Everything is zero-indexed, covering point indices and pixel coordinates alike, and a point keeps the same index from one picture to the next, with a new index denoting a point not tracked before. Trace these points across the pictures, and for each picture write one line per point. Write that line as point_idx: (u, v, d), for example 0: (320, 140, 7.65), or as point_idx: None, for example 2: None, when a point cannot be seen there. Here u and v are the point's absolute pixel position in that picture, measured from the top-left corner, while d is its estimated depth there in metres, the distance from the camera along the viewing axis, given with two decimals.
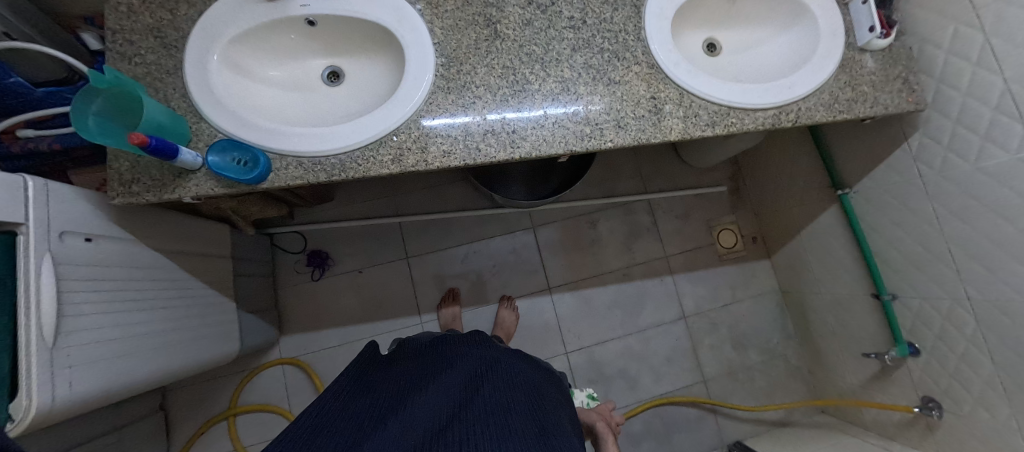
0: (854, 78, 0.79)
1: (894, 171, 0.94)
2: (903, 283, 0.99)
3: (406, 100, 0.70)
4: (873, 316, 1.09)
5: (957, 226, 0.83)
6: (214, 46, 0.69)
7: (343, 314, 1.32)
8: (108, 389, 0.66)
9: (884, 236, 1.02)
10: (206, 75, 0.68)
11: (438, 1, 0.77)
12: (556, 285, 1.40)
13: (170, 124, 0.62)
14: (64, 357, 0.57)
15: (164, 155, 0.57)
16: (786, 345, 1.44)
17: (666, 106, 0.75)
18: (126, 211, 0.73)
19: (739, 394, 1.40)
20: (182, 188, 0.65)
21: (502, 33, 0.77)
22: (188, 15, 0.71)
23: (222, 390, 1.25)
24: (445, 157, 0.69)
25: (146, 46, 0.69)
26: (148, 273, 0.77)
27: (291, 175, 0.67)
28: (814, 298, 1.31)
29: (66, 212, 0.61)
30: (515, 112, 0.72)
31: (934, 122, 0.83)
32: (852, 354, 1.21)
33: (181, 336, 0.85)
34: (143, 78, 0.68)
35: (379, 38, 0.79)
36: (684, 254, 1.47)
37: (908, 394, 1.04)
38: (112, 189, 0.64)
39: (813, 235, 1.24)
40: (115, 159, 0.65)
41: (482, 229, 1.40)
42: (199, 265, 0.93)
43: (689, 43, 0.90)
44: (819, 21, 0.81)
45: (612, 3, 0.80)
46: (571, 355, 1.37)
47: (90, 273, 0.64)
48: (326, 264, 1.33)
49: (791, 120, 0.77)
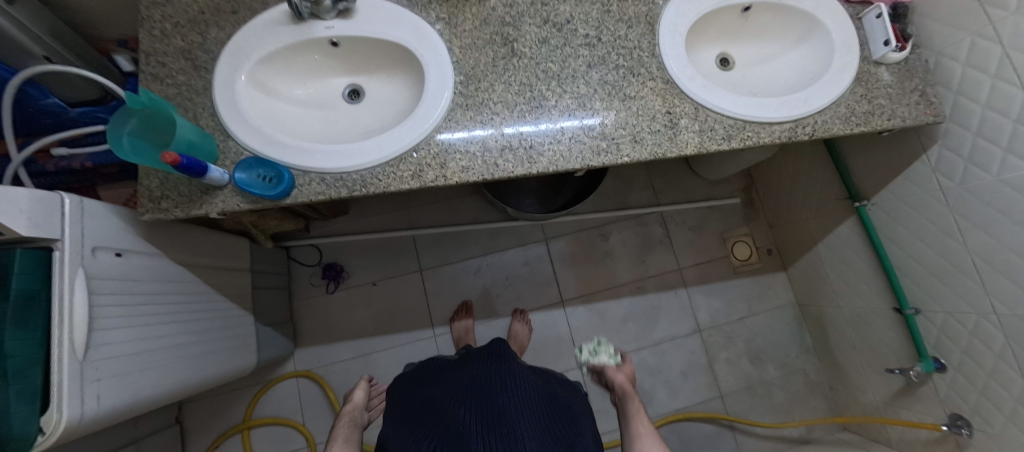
0: (870, 91, 0.79)
1: (913, 183, 0.93)
2: (927, 296, 0.97)
3: (426, 117, 0.72)
4: (897, 330, 1.07)
5: (981, 239, 0.81)
6: (242, 66, 0.72)
7: (357, 327, 1.32)
8: (133, 401, 0.67)
9: (905, 249, 1.00)
10: (234, 94, 0.70)
11: (456, 21, 0.79)
12: (569, 298, 1.39)
13: (200, 143, 0.64)
14: (93, 370, 0.59)
15: (194, 172, 0.59)
16: (804, 360, 1.41)
17: (682, 121, 0.75)
18: (155, 226, 0.75)
19: (758, 410, 1.37)
20: (209, 204, 0.66)
21: (519, 51, 0.78)
22: (217, 38, 0.74)
23: (236, 403, 1.25)
24: (464, 172, 0.70)
25: (177, 67, 0.72)
26: (174, 287, 0.79)
27: (313, 191, 0.68)
28: (833, 312, 1.29)
29: (99, 228, 0.63)
30: (532, 127, 0.73)
31: (954, 134, 0.82)
32: (874, 369, 1.19)
33: (202, 348, 0.86)
34: (174, 98, 0.70)
35: (399, 57, 0.81)
36: (698, 266, 1.46)
37: (935, 411, 1.01)
38: (142, 206, 0.66)
39: (830, 248, 1.23)
40: (145, 176, 0.67)
41: (494, 242, 1.41)
42: (220, 278, 0.94)
43: (702, 58, 0.91)
44: (833, 36, 0.81)
45: (627, 21, 0.81)
46: (584, 369, 1.35)
47: (121, 288, 0.66)
48: (340, 277, 1.35)
49: (807, 133, 0.77)
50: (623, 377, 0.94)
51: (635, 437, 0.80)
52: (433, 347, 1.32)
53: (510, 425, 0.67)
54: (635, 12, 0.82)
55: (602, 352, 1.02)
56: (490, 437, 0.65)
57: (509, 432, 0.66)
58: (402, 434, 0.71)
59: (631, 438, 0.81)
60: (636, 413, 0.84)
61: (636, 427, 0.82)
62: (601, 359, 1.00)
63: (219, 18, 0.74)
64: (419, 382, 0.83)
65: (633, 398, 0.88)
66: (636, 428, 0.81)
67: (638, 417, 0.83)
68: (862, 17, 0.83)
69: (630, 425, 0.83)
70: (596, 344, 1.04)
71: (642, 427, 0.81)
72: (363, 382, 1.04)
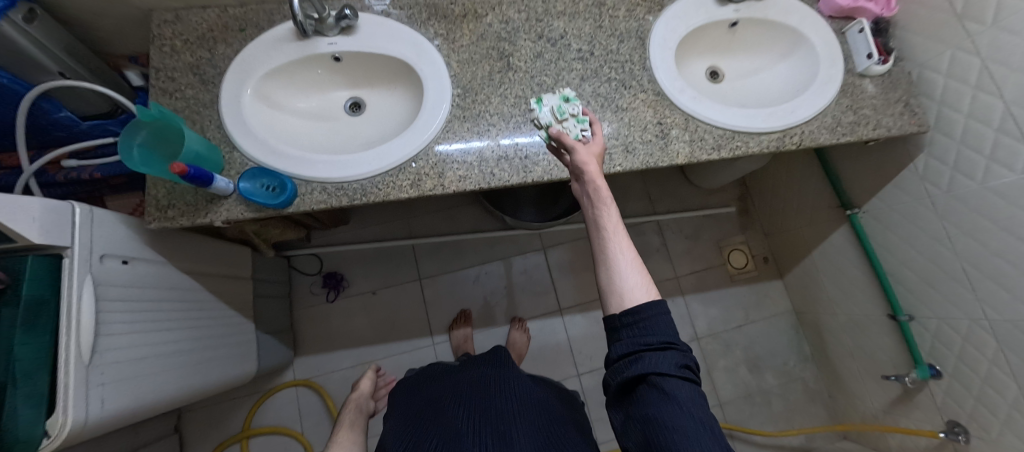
0: (855, 102, 0.82)
1: (902, 191, 0.95)
2: (919, 302, 0.98)
3: (425, 128, 0.74)
4: (892, 337, 1.08)
5: (970, 245, 0.83)
6: (248, 81, 0.75)
7: (356, 335, 1.33)
8: (135, 406, 0.68)
9: (896, 256, 1.02)
10: (240, 108, 0.73)
11: (454, 37, 0.82)
12: (567, 307, 1.40)
13: (206, 154, 0.66)
14: (98, 374, 0.60)
15: (200, 182, 0.61)
16: (803, 368, 1.41)
17: (673, 131, 0.78)
18: (161, 234, 0.77)
19: (757, 419, 1.36)
20: (214, 213, 0.69)
21: (515, 65, 0.81)
22: (225, 54, 0.77)
23: (236, 412, 1.25)
24: (462, 181, 0.72)
25: (186, 82, 0.75)
26: (178, 294, 0.81)
27: (315, 200, 0.70)
28: (830, 319, 1.30)
29: (108, 236, 0.65)
30: (527, 138, 0.76)
31: (939, 143, 0.84)
32: (872, 376, 1.19)
33: (203, 355, 0.87)
34: (182, 111, 0.73)
35: (399, 72, 0.84)
36: (695, 274, 1.47)
37: (933, 418, 1.01)
38: (149, 214, 0.68)
39: (825, 255, 1.24)
40: (153, 186, 0.69)
41: (493, 251, 1.43)
42: (222, 286, 0.96)
43: (693, 71, 0.94)
44: (817, 49, 0.85)
45: (618, 36, 0.85)
46: (583, 377, 1.35)
47: (126, 294, 0.68)
48: (341, 286, 1.36)
49: (795, 143, 0.79)
50: (587, 155, 0.57)
51: (610, 256, 0.49)
52: (432, 355, 1.32)
53: (505, 420, 0.70)
54: (626, 27, 0.85)
55: (566, 112, 0.72)
56: (486, 431, 0.68)
57: (504, 427, 0.68)
58: (402, 429, 0.73)
59: (602, 249, 0.50)
60: (613, 220, 0.51)
61: (613, 241, 0.50)
62: (576, 132, 0.69)
63: (227, 35, 0.78)
64: (419, 388, 0.85)
65: (604, 198, 0.53)
66: (612, 242, 0.50)
67: (616, 227, 0.51)
68: (846, 31, 0.86)
69: (601, 236, 0.51)
70: (562, 99, 0.75)
71: (625, 249, 0.49)
72: (368, 373, 1.13)
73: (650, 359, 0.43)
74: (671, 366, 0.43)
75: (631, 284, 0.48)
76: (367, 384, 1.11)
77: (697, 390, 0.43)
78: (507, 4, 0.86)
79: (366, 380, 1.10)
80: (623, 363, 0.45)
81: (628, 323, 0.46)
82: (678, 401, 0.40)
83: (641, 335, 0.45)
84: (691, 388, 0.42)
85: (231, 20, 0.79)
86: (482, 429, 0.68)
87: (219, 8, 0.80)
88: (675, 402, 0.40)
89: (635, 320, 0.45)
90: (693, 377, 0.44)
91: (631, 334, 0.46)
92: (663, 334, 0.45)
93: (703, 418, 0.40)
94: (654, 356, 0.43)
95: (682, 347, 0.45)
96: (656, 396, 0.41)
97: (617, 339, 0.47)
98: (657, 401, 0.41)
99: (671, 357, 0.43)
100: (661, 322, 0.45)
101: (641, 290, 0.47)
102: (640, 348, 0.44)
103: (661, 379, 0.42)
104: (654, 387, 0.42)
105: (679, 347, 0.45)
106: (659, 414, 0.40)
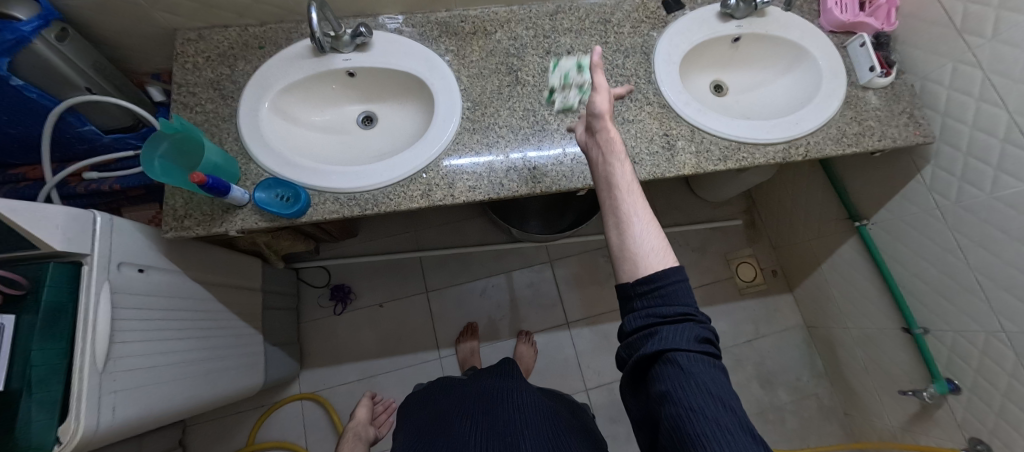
0: (859, 114, 0.83)
1: (910, 202, 0.95)
2: (934, 314, 0.97)
3: (435, 140, 0.76)
4: (907, 351, 1.05)
5: (982, 256, 0.82)
6: (266, 95, 0.77)
7: (363, 349, 1.33)
8: (145, 416, 0.68)
9: (908, 268, 1.00)
10: (258, 121, 0.76)
11: (464, 53, 0.85)
12: (574, 320, 1.39)
13: (225, 165, 0.68)
14: (111, 382, 0.61)
15: (218, 191, 0.62)
16: (816, 384, 1.38)
17: (679, 143, 0.79)
18: (176, 245, 0.79)
19: (772, 437, 1.32)
20: (229, 222, 0.70)
21: (523, 79, 0.84)
22: (245, 71, 0.80)
23: (241, 426, 1.24)
24: (471, 191, 0.73)
25: (206, 97, 0.78)
26: (190, 303, 0.82)
27: (327, 210, 0.72)
28: (842, 333, 1.28)
29: (126, 245, 0.67)
30: (536, 150, 0.77)
31: (945, 154, 0.85)
32: (888, 392, 1.16)
33: (212, 366, 0.87)
34: (202, 124, 0.75)
35: (410, 87, 0.87)
36: (703, 288, 1.46)
37: (954, 436, 0.98)
38: (166, 223, 0.69)
39: (835, 268, 1.23)
40: (171, 196, 0.71)
41: (499, 263, 1.44)
42: (233, 297, 0.97)
43: (697, 85, 0.96)
44: (820, 64, 0.86)
45: (624, 51, 0.87)
46: (591, 392, 1.33)
47: (140, 303, 0.69)
48: (348, 298, 1.37)
49: (801, 154, 0.80)
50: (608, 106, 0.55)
51: (624, 219, 0.49)
52: (439, 369, 1.31)
53: (512, 432, 0.69)
54: (631, 43, 0.88)
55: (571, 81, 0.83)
56: (491, 443, 0.67)
57: (511, 438, 0.67)
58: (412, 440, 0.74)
59: (615, 211, 0.51)
60: (627, 180, 0.52)
61: (628, 204, 0.50)
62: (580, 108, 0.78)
63: (247, 53, 0.81)
64: (428, 402, 0.84)
65: (618, 157, 0.54)
66: (626, 205, 0.50)
67: (630, 188, 0.52)
68: (847, 46, 0.88)
69: (614, 198, 0.51)
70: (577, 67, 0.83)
71: (640, 212, 0.50)
72: (363, 400, 1.18)
73: (667, 333, 0.43)
74: (689, 339, 0.42)
75: (645, 246, 0.48)
76: (364, 412, 1.16)
77: (717, 364, 0.42)
78: (515, 22, 0.89)
79: (361, 407, 1.15)
80: (638, 336, 0.45)
81: (643, 292, 0.46)
82: (695, 375, 0.39)
83: (657, 307, 0.45)
84: (710, 364, 0.41)
85: (251, 38, 0.83)
86: (486, 440, 0.67)
87: (240, 27, 0.83)
88: (693, 376, 0.39)
89: (651, 288, 0.46)
90: (712, 352, 0.44)
91: (646, 307, 0.46)
92: (681, 306, 0.44)
93: (722, 395, 0.39)
94: (670, 330, 0.43)
95: (700, 320, 0.45)
96: (673, 372, 0.40)
97: (631, 308, 0.47)
98: (674, 376, 0.40)
99: (689, 330, 0.43)
100: (678, 291, 0.45)
101: (657, 256, 0.47)
102: (655, 322, 0.44)
103: (679, 353, 0.41)
104: (670, 362, 0.41)
105: (697, 318, 0.44)
106: (675, 389, 0.39)
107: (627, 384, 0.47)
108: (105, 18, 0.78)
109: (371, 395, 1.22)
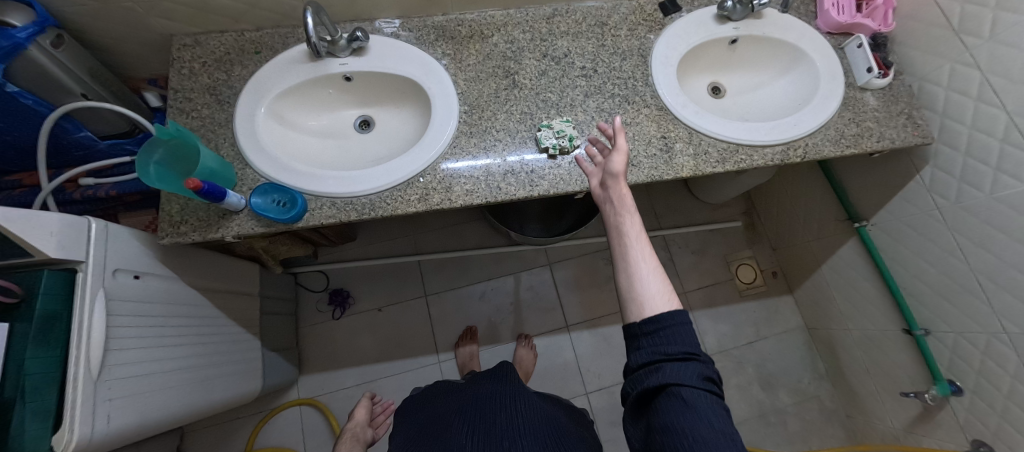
0: (858, 115, 0.83)
1: (910, 203, 0.95)
2: (935, 316, 0.96)
3: (432, 144, 0.76)
4: (908, 352, 1.05)
5: (984, 257, 0.81)
6: (262, 100, 0.77)
7: (361, 353, 1.32)
8: (140, 424, 0.68)
9: (908, 269, 1.00)
10: (254, 126, 0.75)
11: (461, 56, 0.85)
12: (574, 324, 1.39)
13: (221, 170, 0.68)
14: (105, 389, 0.60)
15: (213, 197, 0.62)
16: (818, 386, 1.38)
17: (677, 145, 0.79)
18: (172, 251, 0.78)
19: (773, 440, 1.31)
20: (225, 228, 0.70)
21: (520, 83, 0.84)
22: (241, 76, 0.80)
23: (239, 432, 1.24)
24: (468, 195, 0.73)
25: (202, 102, 0.77)
26: (187, 309, 0.81)
27: (324, 215, 0.71)
28: (843, 335, 1.27)
29: (121, 251, 0.66)
30: (533, 154, 0.77)
31: (944, 154, 0.84)
32: (890, 394, 1.15)
33: (209, 372, 0.87)
34: (198, 130, 0.75)
35: (407, 91, 0.87)
36: (703, 289, 1.46)
37: (956, 438, 0.97)
38: (162, 230, 0.69)
39: (835, 269, 1.23)
40: (167, 202, 0.70)
41: (498, 267, 1.43)
42: (231, 303, 0.96)
43: (695, 87, 0.96)
44: (817, 65, 0.86)
45: (621, 54, 0.87)
46: (591, 396, 1.32)
47: (135, 310, 0.68)
48: (347, 303, 1.36)
49: (799, 155, 0.79)
50: (623, 167, 0.62)
51: (632, 264, 0.51)
52: (438, 373, 1.30)
53: (510, 436, 0.69)
54: (628, 45, 0.88)
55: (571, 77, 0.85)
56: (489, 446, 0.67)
57: (508, 443, 0.67)
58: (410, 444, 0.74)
59: (624, 256, 0.52)
60: (636, 227, 0.54)
61: (636, 250, 0.52)
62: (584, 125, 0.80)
63: (243, 58, 0.81)
64: (426, 406, 0.84)
65: (628, 208, 0.57)
66: (634, 250, 0.52)
67: (639, 235, 0.54)
68: (844, 47, 0.88)
69: (623, 243, 0.53)
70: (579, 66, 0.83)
71: (646, 257, 0.51)
72: (363, 401, 1.16)
73: (670, 370, 0.43)
74: (692, 378, 0.42)
75: (651, 289, 0.49)
76: (362, 413, 1.13)
77: (720, 404, 0.41)
78: (512, 25, 0.89)
79: (360, 408, 1.13)
80: (643, 372, 0.45)
81: (647, 331, 0.46)
82: (699, 414, 0.39)
83: (661, 344, 0.45)
84: (714, 403, 0.41)
85: (247, 43, 0.83)
86: (484, 444, 0.67)
87: (237, 33, 0.83)
88: (697, 414, 0.39)
89: (656, 328, 0.46)
90: (716, 391, 0.43)
91: (652, 343, 0.45)
92: (684, 345, 0.44)
93: (727, 428, 0.39)
94: (673, 367, 0.43)
95: (704, 359, 0.45)
96: (676, 408, 0.40)
97: (636, 347, 0.47)
98: (677, 413, 0.40)
99: (693, 368, 0.42)
100: (682, 332, 0.45)
101: (662, 299, 0.48)
102: (659, 359, 0.44)
103: (682, 390, 0.41)
104: (673, 398, 0.41)
105: (701, 358, 0.44)
106: (678, 425, 0.39)
107: (629, 418, 0.47)
108: (101, 24, 0.78)
109: (370, 396, 1.20)
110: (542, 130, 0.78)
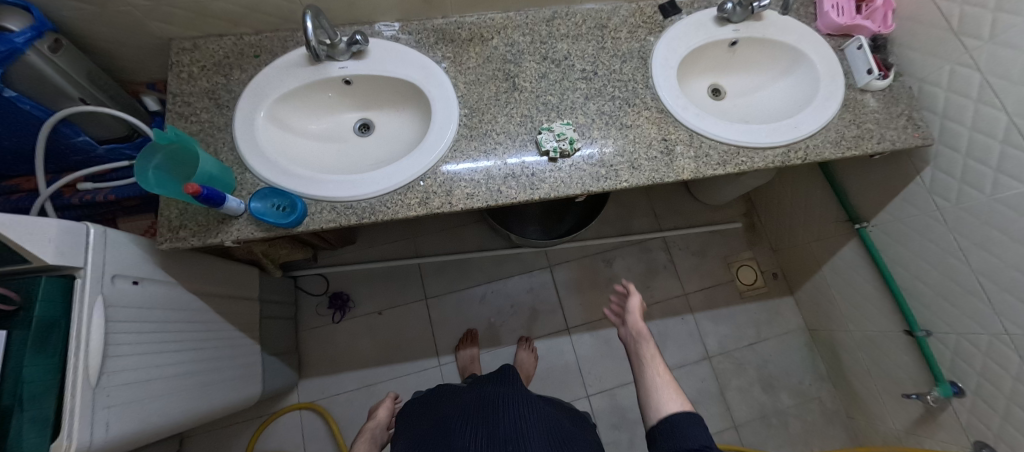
0: (858, 116, 0.83)
1: (910, 204, 0.95)
2: (936, 317, 0.96)
3: (432, 148, 0.75)
4: (910, 353, 1.04)
5: (984, 258, 0.81)
6: (262, 104, 0.77)
7: (361, 357, 1.32)
8: (139, 431, 0.67)
9: (909, 270, 1.00)
10: (253, 130, 0.75)
11: (461, 60, 0.85)
12: (575, 326, 1.38)
13: (220, 175, 0.67)
14: (104, 397, 0.60)
15: (213, 202, 0.62)
16: (819, 387, 1.37)
17: (677, 147, 0.78)
18: (171, 256, 0.78)
19: (775, 442, 1.31)
20: (224, 233, 0.69)
21: (520, 85, 0.83)
22: (240, 80, 0.80)
23: (239, 437, 1.23)
24: (468, 199, 0.73)
25: (201, 106, 0.77)
26: (186, 314, 0.81)
27: (324, 219, 0.71)
28: (844, 336, 1.27)
29: (119, 257, 0.66)
30: (533, 156, 0.77)
31: (944, 155, 0.84)
32: (892, 395, 1.15)
33: (208, 377, 0.86)
34: (197, 134, 0.75)
35: (407, 94, 0.86)
36: (703, 291, 1.46)
37: (958, 440, 0.97)
38: (161, 235, 0.69)
39: (835, 270, 1.23)
40: (166, 207, 0.70)
41: (499, 269, 1.43)
42: (230, 307, 0.96)
43: (695, 89, 0.96)
44: (817, 67, 0.86)
45: (621, 56, 0.87)
46: (592, 398, 1.32)
47: (134, 315, 0.68)
48: (346, 306, 1.36)
49: (800, 157, 0.79)
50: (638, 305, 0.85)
51: (649, 380, 0.70)
52: (439, 376, 1.30)
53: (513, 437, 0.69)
54: (628, 48, 0.88)
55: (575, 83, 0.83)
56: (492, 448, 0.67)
57: (512, 444, 0.67)
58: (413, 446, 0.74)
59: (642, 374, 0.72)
60: (648, 349, 0.76)
61: (649, 367, 0.73)
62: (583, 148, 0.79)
63: (242, 61, 0.81)
64: (427, 410, 0.83)
65: (644, 337, 0.79)
66: (650, 371, 0.72)
67: (649, 353, 0.76)
68: (844, 48, 0.88)
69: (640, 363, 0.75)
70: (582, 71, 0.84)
71: (659, 376, 0.70)
72: (386, 400, 1.07)
73: None
74: None
75: (666, 399, 0.65)
76: (384, 412, 1.05)
77: None
78: (512, 28, 0.89)
79: (384, 407, 1.04)
80: None
81: None
82: None
83: None
84: None
85: (247, 47, 0.82)
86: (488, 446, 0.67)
87: (236, 36, 0.83)
88: None
89: None
90: None
91: None
92: None
93: None
94: None
95: None
96: None
97: None
98: None
99: None
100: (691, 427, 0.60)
101: (673, 402, 0.65)
102: None
103: None
104: None
105: None
106: None
107: None
108: (99, 28, 0.78)
109: (395, 396, 1.12)
110: (543, 132, 0.77)
